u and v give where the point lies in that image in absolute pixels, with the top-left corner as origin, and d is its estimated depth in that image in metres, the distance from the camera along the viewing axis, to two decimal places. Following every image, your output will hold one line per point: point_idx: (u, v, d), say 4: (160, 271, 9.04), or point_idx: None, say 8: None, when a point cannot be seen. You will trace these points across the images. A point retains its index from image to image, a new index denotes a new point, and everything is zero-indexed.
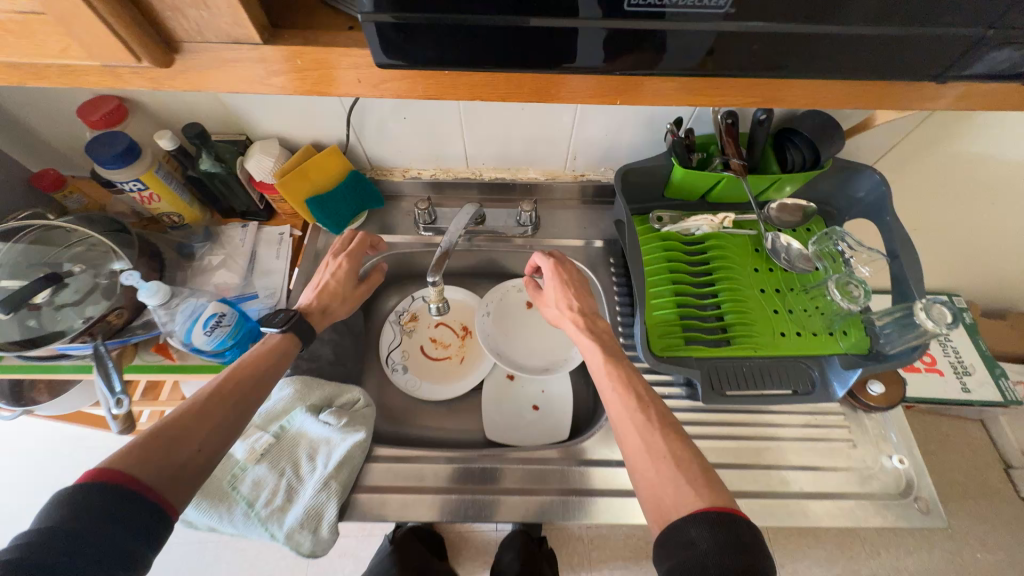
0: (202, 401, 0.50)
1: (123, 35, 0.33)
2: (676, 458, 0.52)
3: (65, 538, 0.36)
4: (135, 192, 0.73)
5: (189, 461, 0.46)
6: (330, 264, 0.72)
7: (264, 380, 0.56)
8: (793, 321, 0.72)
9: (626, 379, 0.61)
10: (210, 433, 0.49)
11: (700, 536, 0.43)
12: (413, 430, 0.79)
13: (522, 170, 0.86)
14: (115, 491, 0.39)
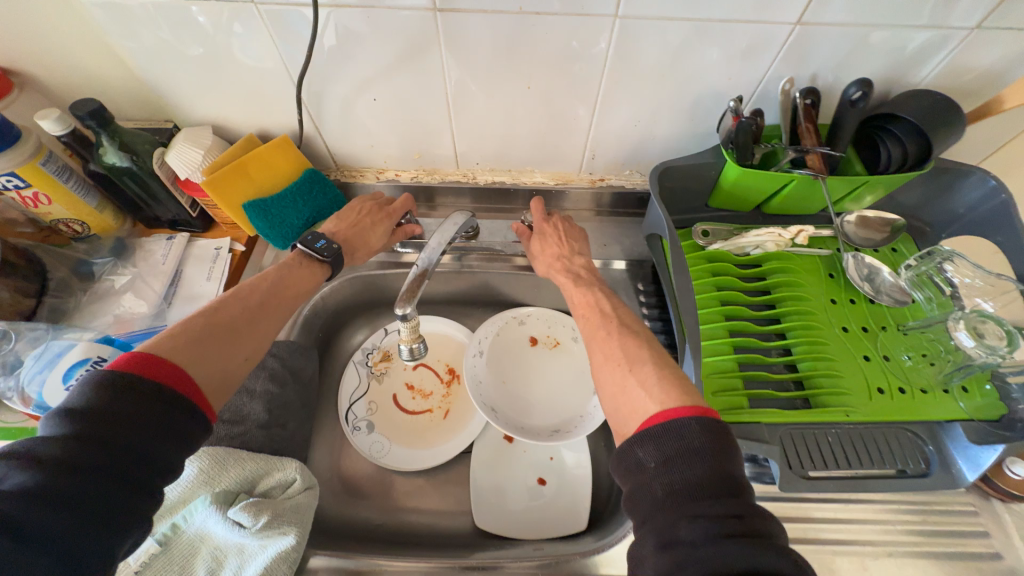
0: (243, 311, 0.46)
1: None
2: (632, 363, 0.45)
3: (115, 430, 0.33)
4: (13, 191, 0.55)
5: (234, 371, 0.42)
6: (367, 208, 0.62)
7: (297, 296, 0.52)
8: (892, 372, 0.53)
9: (594, 299, 0.54)
10: (240, 344, 0.44)
11: (648, 456, 0.36)
12: (375, 514, 0.58)
13: (526, 173, 0.69)
14: (132, 403, 0.34)
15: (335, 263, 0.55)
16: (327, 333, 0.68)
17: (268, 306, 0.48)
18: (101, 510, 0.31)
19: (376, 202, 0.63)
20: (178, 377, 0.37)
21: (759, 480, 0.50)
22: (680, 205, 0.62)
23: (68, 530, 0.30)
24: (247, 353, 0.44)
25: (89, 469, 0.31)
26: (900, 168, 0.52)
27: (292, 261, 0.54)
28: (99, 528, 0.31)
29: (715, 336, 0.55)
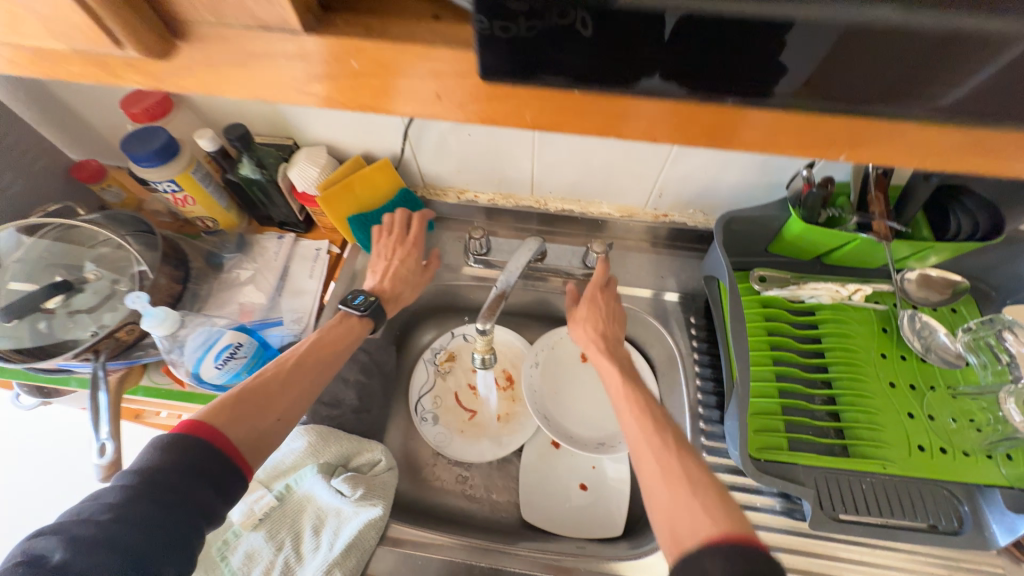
0: (283, 372, 0.53)
1: (93, 7, 0.19)
2: (693, 483, 0.43)
3: (162, 482, 0.39)
4: (170, 193, 0.66)
5: (271, 426, 0.49)
6: (389, 250, 0.68)
7: (335, 355, 0.58)
8: (936, 431, 0.55)
9: (647, 405, 0.54)
10: (280, 405, 0.51)
11: (714, 567, 0.35)
12: (435, 495, 0.67)
13: (594, 204, 0.74)
14: (173, 457, 0.40)
15: (375, 315, 0.62)
16: (402, 331, 0.77)
17: (309, 364, 0.55)
18: (158, 546, 0.37)
19: (397, 241, 0.68)
20: (210, 435, 0.43)
21: (790, 515, 0.55)
22: (741, 248, 0.65)
23: (131, 561, 0.35)
24: (279, 414, 0.50)
25: (143, 508, 0.38)
26: (968, 239, 0.53)
27: (332, 321, 0.60)
28: (156, 560, 0.37)
29: (762, 377, 0.59)
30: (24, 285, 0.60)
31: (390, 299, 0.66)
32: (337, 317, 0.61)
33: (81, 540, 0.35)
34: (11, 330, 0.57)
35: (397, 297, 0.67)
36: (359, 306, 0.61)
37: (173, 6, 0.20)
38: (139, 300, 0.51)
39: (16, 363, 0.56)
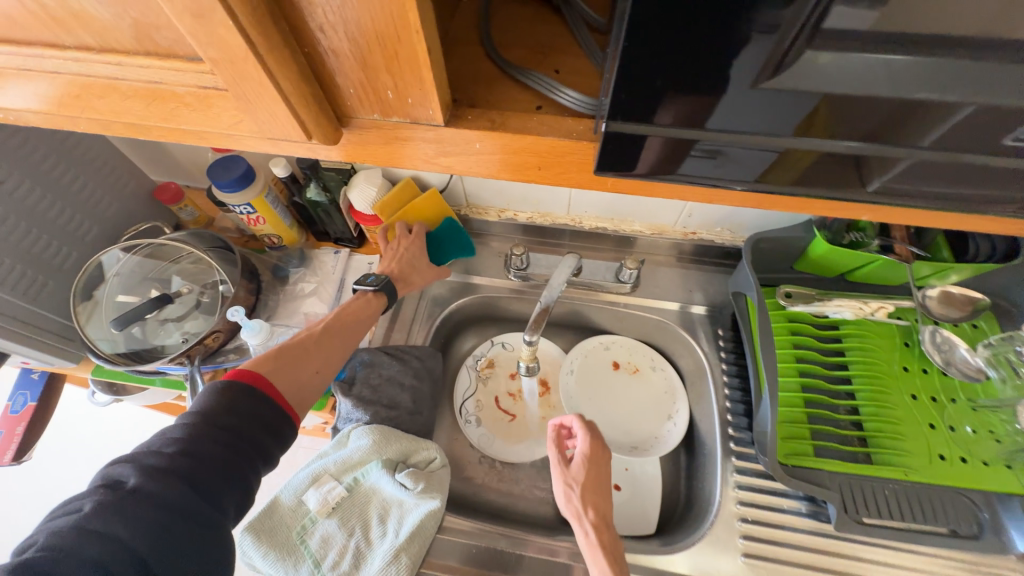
0: (314, 335, 0.60)
1: (296, 108, 0.24)
2: None
3: (224, 422, 0.46)
4: (244, 214, 0.73)
5: (307, 379, 0.56)
6: (399, 240, 0.72)
7: (355, 323, 0.65)
8: (957, 442, 0.59)
9: None
10: (310, 367, 0.57)
11: None
12: (479, 492, 0.73)
13: (626, 223, 0.79)
14: (232, 403, 0.48)
15: (387, 291, 0.67)
16: (446, 339, 0.83)
17: (333, 336, 0.61)
18: (224, 475, 0.44)
19: (405, 232, 0.73)
20: (262, 383, 0.51)
21: (815, 517, 0.59)
22: (769, 267, 0.69)
23: (202, 486, 0.42)
24: (317, 368, 0.58)
25: (213, 440, 0.45)
26: (986, 260, 0.57)
27: (353, 297, 0.67)
28: (223, 485, 0.44)
29: (788, 388, 0.63)
30: (124, 298, 0.68)
31: (400, 281, 0.71)
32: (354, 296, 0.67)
33: (158, 463, 0.42)
34: (115, 335, 0.66)
35: (407, 278, 0.71)
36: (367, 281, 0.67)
37: (347, 99, 0.25)
38: (238, 313, 0.61)
39: (119, 364, 0.64)
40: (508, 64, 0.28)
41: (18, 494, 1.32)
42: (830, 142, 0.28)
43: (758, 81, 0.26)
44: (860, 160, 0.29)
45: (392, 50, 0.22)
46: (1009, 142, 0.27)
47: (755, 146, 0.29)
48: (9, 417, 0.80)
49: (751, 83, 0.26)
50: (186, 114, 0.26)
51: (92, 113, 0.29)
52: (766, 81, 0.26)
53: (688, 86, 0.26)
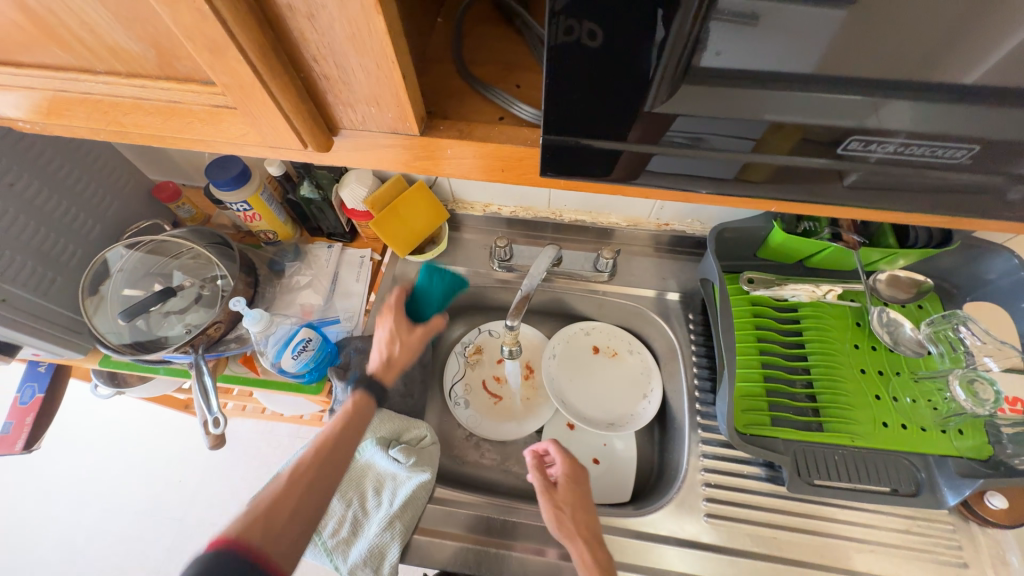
0: (299, 476, 0.50)
1: (294, 121, 0.28)
2: None
3: None
4: (241, 211, 0.77)
5: (291, 524, 0.47)
6: (386, 335, 0.66)
7: (345, 455, 0.55)
8: (899, 411, 0.65)
9: None
10: (309, 494, 0.50)
11: None
12: (469, 468, 0.78)
13: (603, 215, 0.85)
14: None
15: (368, 392, 0.61)
16: (435, 327, 0.88)
17: (332, 445, 0.54)
18: None
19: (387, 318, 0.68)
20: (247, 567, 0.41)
21: (773, 481, 0.65)
22: (733, 255, 0.75)
23: None
24: (310, 497, 0.49)
25: None
26: (925, 246, 0.63)
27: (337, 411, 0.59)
28: None
29: (749, 366, 0.69)
30: (129, 292, 0.72)
31: (387, 351, 0.65)
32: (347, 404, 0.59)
33: None
34: (119, 328, 0.69)
35: (392, 358, 0.65)
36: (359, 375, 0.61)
37: (336, 114, 0.29)
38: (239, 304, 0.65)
39: (124, 354, 0.68)
40: (475, 80, 0.33)
41: (19, 488, 1.35)
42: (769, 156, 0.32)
43: (652, 105, 0.29)
44: (794, 170, 0.33)
45: (373, 74, 0.26)
46: (841, 153, 0.31)
47: (699, 160, 0.33)
48: (19, 408, 0.84)
49: (644, 106, 0.29)
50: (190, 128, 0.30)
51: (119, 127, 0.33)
52: (660, 106, 0.29)
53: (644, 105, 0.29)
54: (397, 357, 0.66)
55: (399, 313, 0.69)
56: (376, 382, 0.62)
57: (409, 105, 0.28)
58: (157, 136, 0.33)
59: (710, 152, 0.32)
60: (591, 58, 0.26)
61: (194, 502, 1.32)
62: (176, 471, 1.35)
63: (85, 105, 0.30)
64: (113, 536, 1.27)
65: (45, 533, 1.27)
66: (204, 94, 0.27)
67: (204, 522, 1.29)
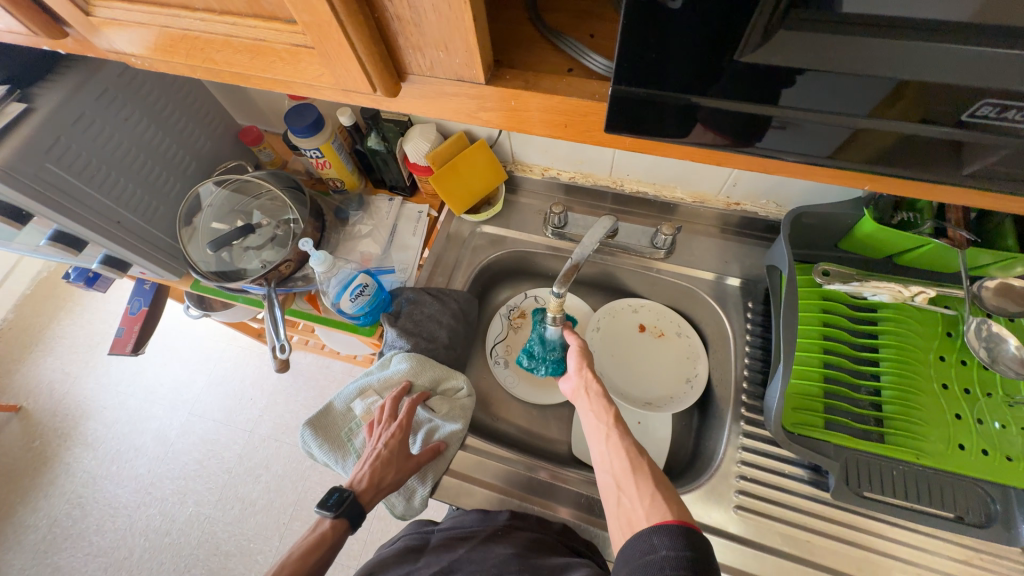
0: None
1: (365, 62, 0.29)
2: (663, 485, 0.50)
3: None
4: (313, 158, 0.81)
5: None
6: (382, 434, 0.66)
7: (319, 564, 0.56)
8: (982, 435, 0.58)
9: (632, 455, 0.54)
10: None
11: (660, 542, 0.42)
12: (502, 425, 0.81)
13: (668, 189, 0.81)
14: None
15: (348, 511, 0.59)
16: (484, 288, 0.90)
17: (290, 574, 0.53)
18: None
19: (386, 422, 0.67)
20: None
21: (816, 485, 0.61)
22: (810, 242, 0.68)
23: None
24: None
25: None
26: None
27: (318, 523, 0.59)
28: None
29: (808, 363, 0.64)
30: (216, 225, 0.79)
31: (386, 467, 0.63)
32: (317, 525, 0.59)
33: None
34: (206, 257, 0.77)
35: (388, 469, 0.63)
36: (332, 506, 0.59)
37: (406, 59, 0.29)
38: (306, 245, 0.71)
39: (209, 280, 0.75)
40: (545, 27, 0.31)
41: (126, 385, 1.59)
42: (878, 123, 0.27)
43: (743, 53, 0.25)
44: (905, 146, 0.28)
45: (444, 14, 0.25)
46: (956, 119, 0.25)
47: (784, 133, 0.29)
48: (129, 317, 0.98)
49: (732, 56, 0.25)
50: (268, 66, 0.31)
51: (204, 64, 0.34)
52: (752, 55, 0.25)
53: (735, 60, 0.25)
54: (376, 474, 0.62)
55: (406, 431, 0.66)
56: (356, 502, 0.60)
57: (476, 51, 0.27)
58: (241, 74, 0.34)
59: (807, 119, 0.28)
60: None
61: (261, 418, 1.50)
62: (249, 390, 1.54)
63: (183, 41, 0.32)
64: (198, 436, 1.48)
65: (146, 426, 1.51)
66: (287, 33, 0.28)
67: (269, 436, 1.47)
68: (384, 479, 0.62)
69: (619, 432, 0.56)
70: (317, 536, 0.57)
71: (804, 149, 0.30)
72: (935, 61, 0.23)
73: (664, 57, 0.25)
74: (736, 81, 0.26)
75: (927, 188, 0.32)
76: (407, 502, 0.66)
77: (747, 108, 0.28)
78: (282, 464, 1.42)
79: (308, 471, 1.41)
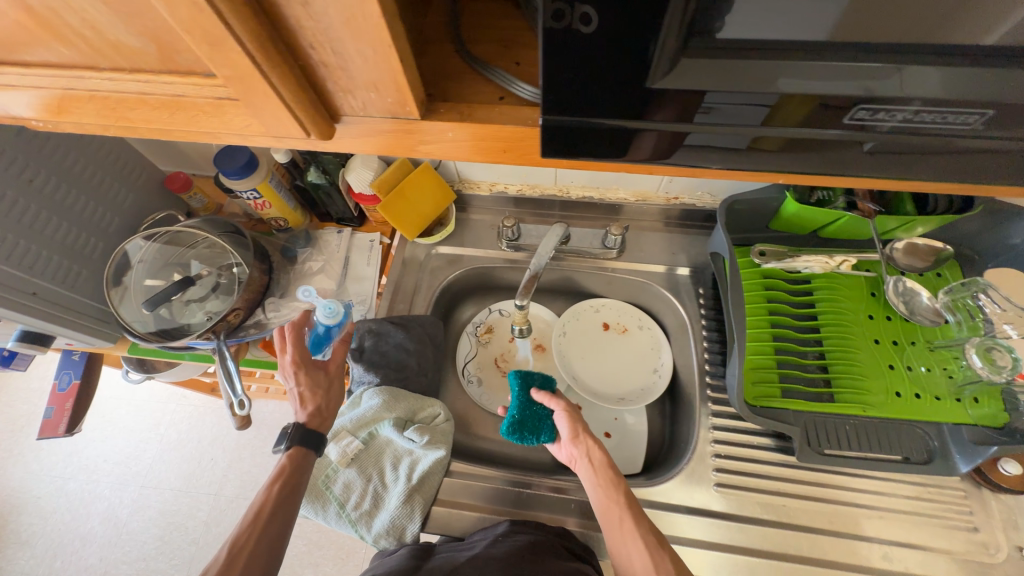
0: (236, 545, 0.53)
1: (296, 110, 0.28)
2: None
3: None
4: (251, 199, 0.78)
5: None
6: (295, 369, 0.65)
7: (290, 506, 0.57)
8: (912, 380, 0.65)
9: (653, 549, 0.54)
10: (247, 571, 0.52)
11: None
12: (484, 444, 0.81)
13: (611, 191, 0.84)
14: None
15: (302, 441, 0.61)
16: (447, 308, 0.89)
17: (270, 519, 0.55)
18: None
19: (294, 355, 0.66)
20: None
21: (784, 451, 0.66)
22: (745, 227, 0.73)
23: None
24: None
25: None
26: (945, 213, 0.61)
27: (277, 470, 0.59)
28: None
29: (760, 339, 0.69)
30: (151, 282, 0.74)
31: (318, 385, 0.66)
32: (280, 464, 0.59)
33: None
34: (144, 317, 0.72)
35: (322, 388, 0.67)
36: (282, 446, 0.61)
37: (338, 102, 0.29)
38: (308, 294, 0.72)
39: (150, 342, 0.70)
40: (473, 57, 0.32)
41: (61, 468, 1.43)
42: (774, 127, 0.30)
43: (653, 80, 0.27)
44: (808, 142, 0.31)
45: (370, 57, 0.25)
46: (848, 122, 0.29)
47: (704, 138, 0.31)
48: (58, 394, 0.89)
49: (644, 82, 0.27)
50: (188, 117, 0.30)
51: (111, 121, 0.32)
52: (661, 81, 0.27)
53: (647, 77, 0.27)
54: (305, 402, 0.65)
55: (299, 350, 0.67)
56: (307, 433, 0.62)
57: (407, 92, 0.27)
58: (157, 128, 0.33)
59: (722, 129, 0.30)
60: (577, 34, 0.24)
61: (225, 478, 1.39)
62: (209, 449, 1.43)
63: (90, 102, 0.30)
64: (155, 509, 1.36)
65: (92, 508, 1.36)
66: (207, 87, 0.27)
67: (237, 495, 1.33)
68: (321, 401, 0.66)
69: (636, 521, 0.56)
70: (284, 472, 0.58)
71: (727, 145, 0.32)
72: (820, 68, 0.26)
73: (590, 80, 0.27)
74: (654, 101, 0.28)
75: (828, 176, 0.36)
76: (398, 542, 0.62)
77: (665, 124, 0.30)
78: None
79: None
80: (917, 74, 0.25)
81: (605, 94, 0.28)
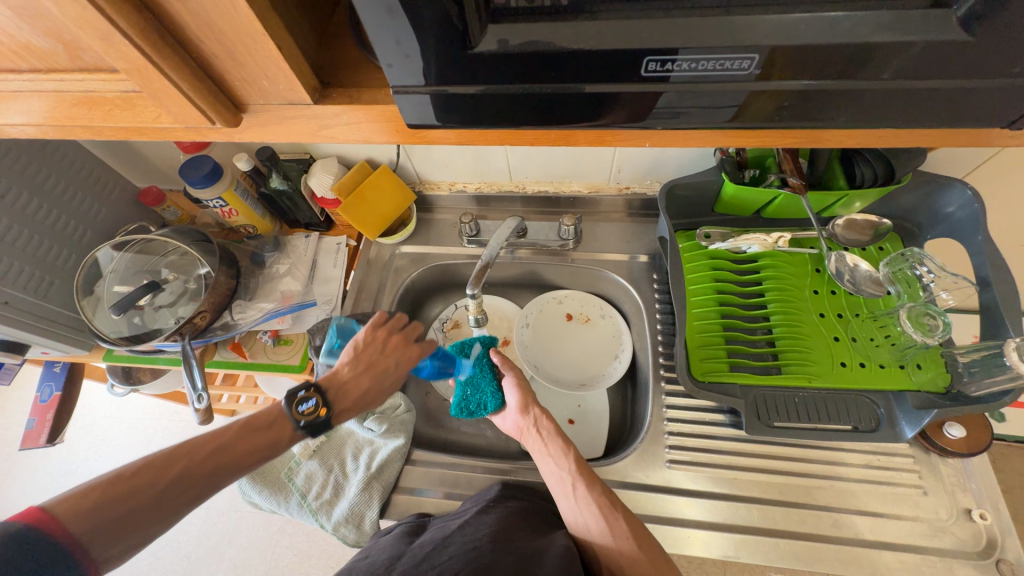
0: (173, 455, 0.45)
1: (198, 100, 0.31)
2: (640, 538, 0.53)
3: None
4: (218, 208, 0.81)
5: None
6: (378, 344, 0.61)
7: (242, 462, 0.48)
8: (857, 350, 0.66)
9: (606, 507, 0.55)
10: (144, 499, 0.43)
11: None
12: (452, 436, 0.82)
13: (565, 184, 0.87)
14: None
15: (314, 429, 0.52)
16: (414, 306, 0.92)
17: (219, 450, 0.47)
18: None
19: (390, 335, 0.63)
20: None
21: (736, 426, 0.67)
22: (690, 212, 0.76)
23: None
24: (136, 539, 0.42)
25: None
26: (873, 185, 0.62)
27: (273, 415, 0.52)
28: None
29: (707, 317, 0.71)
30: (120, 288, 0.76)
31: (375, 383, 0.58)
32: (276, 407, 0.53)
33: None
34: (116, 322, 0.74)
35: (374, 387, 0.58)
36: (300, 420, 0.51)
37: (238, 92, 0.33)
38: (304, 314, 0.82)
39: (119, 345, 0.72)
40: (368, 50, 0.36)
41: (54, 491, 1.44)
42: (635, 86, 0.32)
43: (475, 43, 0.29)
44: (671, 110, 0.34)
45: (246, 41, 0.28)
46: (646, 76, 0.31)
47: (578, 109, 0.33)
48: (40, 406, 0.92)
49: (468, 47, 0.29)
50: (101, 110, 0.33)
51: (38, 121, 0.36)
52: (483, 44, 0.29)
53: (504, 47, 0.29)
54: (355, 384, 0.57)
55: (400, 343, 0.62)
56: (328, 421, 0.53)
57: (292, 76, 0.31)
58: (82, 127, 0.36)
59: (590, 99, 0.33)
60: (430, 16, 0.27)
61: (216, 491, 1.36)
62: None
63: (19, 104, 0.34)
64: None
65: None
66: (113, 82, 0.31)
67: (228, 508, 1.31)
68: (367, 396, 0.58)
69: (587, 482, 0.58)
70: (271, 417, 0.51)
71: (600, 118, 0.34)
72: (649, 30, 0.28)
73: (454, 54, 0.29)
74: (519, 72, 0.31)
75: (713, 141, 0.38)
76: (358, 529, 0.63)
77: (537, 86, 0.31)
78: (235, 537, 1.28)
79: (267, 540, 1.27)
80: (740, 28, 0.28)
81: (471, 67, 0.30)
